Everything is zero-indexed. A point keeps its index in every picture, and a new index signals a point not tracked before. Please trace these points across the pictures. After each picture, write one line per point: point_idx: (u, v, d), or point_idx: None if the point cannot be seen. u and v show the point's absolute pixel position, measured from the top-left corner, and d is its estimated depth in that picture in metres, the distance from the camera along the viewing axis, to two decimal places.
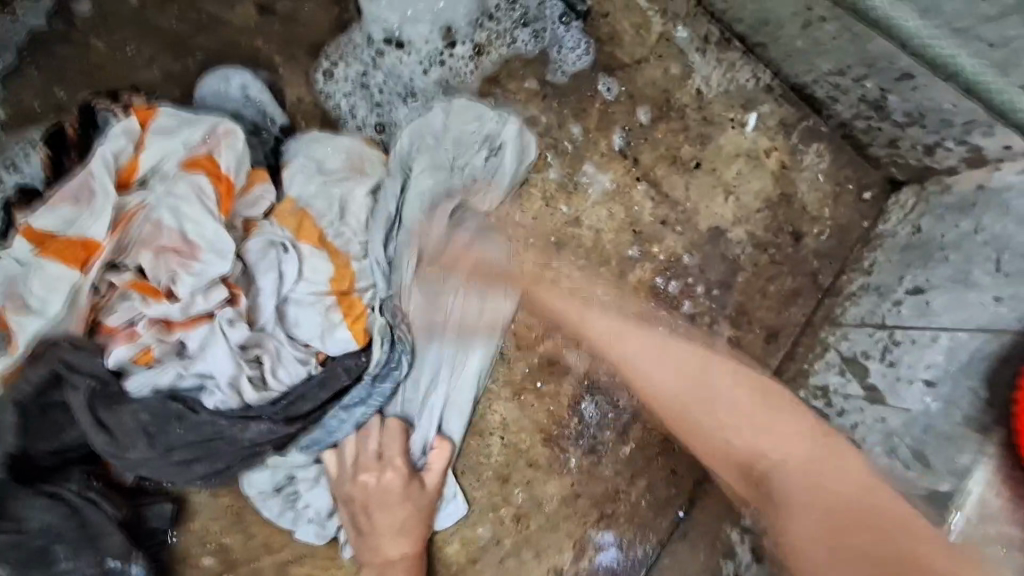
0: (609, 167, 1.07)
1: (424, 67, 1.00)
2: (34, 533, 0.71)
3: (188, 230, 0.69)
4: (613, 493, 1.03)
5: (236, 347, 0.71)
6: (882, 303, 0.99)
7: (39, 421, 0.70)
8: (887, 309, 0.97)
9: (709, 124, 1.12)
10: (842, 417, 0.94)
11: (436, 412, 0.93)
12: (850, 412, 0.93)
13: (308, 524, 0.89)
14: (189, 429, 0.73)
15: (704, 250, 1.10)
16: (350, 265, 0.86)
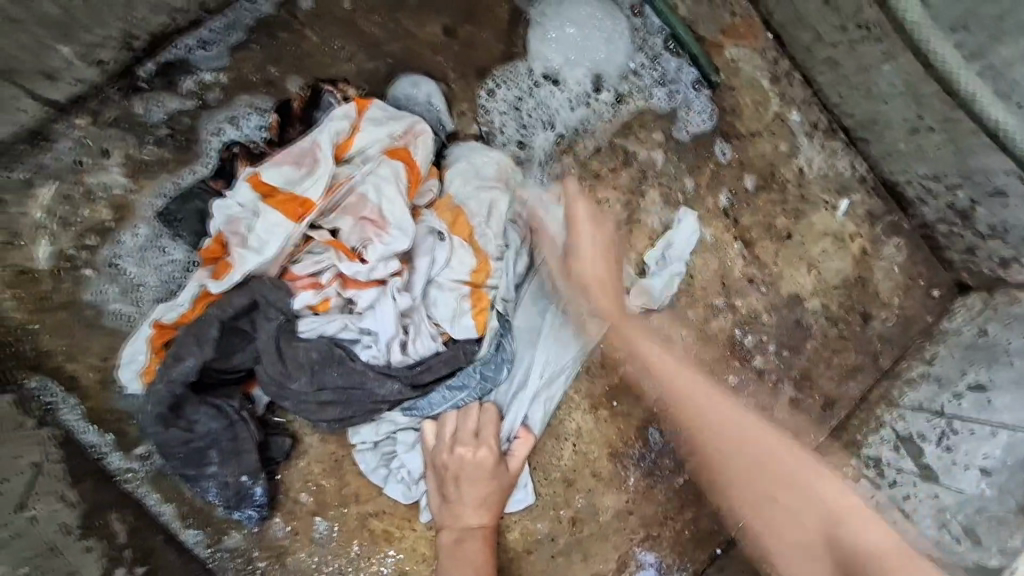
0: (711, 222, 1.18)
1: (570, 103, 1.13)
2: (200, 435, 0.82)
3: (384, 209, 0.82)
4: (662, 517, 1.11)
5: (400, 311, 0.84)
6: (941, 392, 1.09)
7: (229, 342, 0.81)
8: (947, 399, 1.07)
9: (806, 202, 1.22)
10: (894, 487, 1.05)
11: (524, 406, 1.03)
12: (902, 484, 1.05)
13: (398, 481, 0.99)
14: (343, 372, 0.85)
15: (781, 312, 1.19)
16: (489, 264, 0.96)
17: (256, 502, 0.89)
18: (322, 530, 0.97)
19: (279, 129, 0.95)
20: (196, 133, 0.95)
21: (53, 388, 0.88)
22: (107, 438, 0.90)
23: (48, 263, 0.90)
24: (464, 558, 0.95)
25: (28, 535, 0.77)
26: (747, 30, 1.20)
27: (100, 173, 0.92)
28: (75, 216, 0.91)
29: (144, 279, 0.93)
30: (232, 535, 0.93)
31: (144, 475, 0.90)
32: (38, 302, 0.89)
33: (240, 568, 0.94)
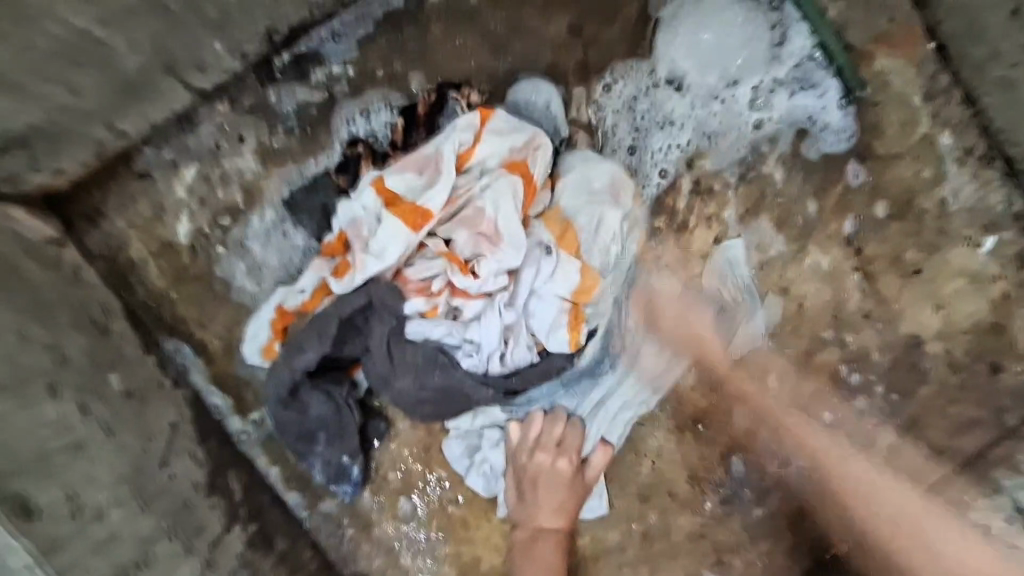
0: (830, 249, 1.10)
1: (693, 109, 1.07)
2: (311, 419, 0.88)
3: (501, 223, 0.83)
4: (735, 545, 1.09)
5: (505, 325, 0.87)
6: None
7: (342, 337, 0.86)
8: None
9: (944, 235, 1.10)
10: None
11: (607, 420, 1.03)
12: None
13: (478, 475, 1.02)
14: (446, 378, 0.87)
15: (896, 354, 1.11)
16: (595, 283, 0.93)
17: (352, 480, 0.95)
18: (407, 509, 1.04)
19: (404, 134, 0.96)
20: (326, 125, 0.99)
21: (186, 350, 0.98)
22: (229, 401, 0.98)
23: (187, 238, 0.98)
24: (537, 557, 1.00)
25: (170, 491, 0.79)
26: (904, 39, 1.08)
27: (234, 158, 0.98)
28: (211, 197, 0.98)
29: (269, 261, 0.99)
30: (326, 502, 1.01)
31: (256, 438, 0.99)
32: (177, 273, 0.98)
33: (331, 532, 1.02)
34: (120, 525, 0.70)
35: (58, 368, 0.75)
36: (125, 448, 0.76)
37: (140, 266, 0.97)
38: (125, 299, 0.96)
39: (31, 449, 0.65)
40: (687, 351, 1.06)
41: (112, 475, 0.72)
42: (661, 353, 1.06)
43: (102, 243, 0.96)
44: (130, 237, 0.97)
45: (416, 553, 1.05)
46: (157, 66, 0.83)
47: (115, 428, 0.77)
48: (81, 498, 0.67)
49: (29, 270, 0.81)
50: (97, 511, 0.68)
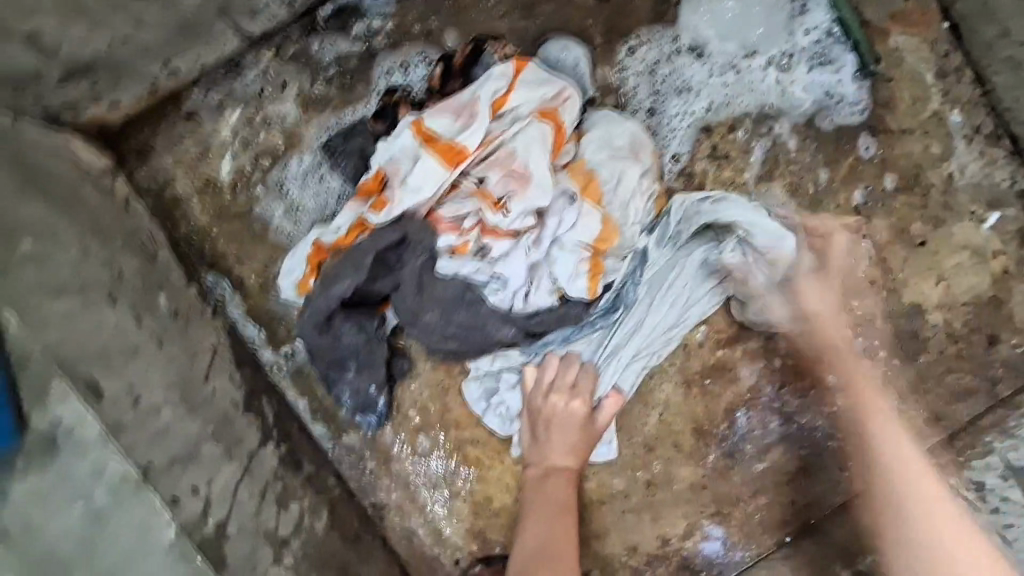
0: (840, 218, 1.15)
1: (711, 78, 1.12)
2: (345, 347, 0.95)
3: (531, 166, 0.88)
4: (735, 498, 1.15)
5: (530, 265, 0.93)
6: None
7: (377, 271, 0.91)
8: None
9: (949, 210, 1.14)
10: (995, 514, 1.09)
11: (618, 369, 1.08)
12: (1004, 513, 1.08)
13: (495, 415, 1.09)
14: (473, 312, 0.94)
15: (897, 321, 1.16)
16: (615, 234, 0.98)
17: (377, 411, 1.05)
18: (424, 446, 1.10)
19: (440, 82, 0.98)
20: (367, 76, 1.04)
21: (224, 284, 1.03)
22: (262, 333, 1.04)
23: (228, 177, 1.04)
24: (548, 493, 1.05)
25: (213, 402, 0.85)
26: (919, 18, 1.12)
27: (277, 103, 1.03)
28: (253, 139, 1.03)
29: (305, 201, 1.04)
30: (349, 435, 1.07)
31: (286, 369, 1.04)
32: (218, 210, 1.04)
33: (352, 464, 1.08)
34: (172, 422, 0.75)
35: (115, 281, 0.80)
36: (174, 360, 0.81)
37: (183, 202, 1.03)
38: (169, 232, 1.01)
39: (94, 344, 0.71)
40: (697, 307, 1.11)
41: (164, 379, 0.78)
42: (672, 311, 1.11)
43: (149, 177, 1.01)
44: (175, 174, 1.03)
45: (431, 489, 1.10)
46: (214, 7, 0.88)
47: (165, 341, 0.82)
48: (139, 393, 0.73)
49: (87, 194, 0.88)
50: (152, 406, 0.74)
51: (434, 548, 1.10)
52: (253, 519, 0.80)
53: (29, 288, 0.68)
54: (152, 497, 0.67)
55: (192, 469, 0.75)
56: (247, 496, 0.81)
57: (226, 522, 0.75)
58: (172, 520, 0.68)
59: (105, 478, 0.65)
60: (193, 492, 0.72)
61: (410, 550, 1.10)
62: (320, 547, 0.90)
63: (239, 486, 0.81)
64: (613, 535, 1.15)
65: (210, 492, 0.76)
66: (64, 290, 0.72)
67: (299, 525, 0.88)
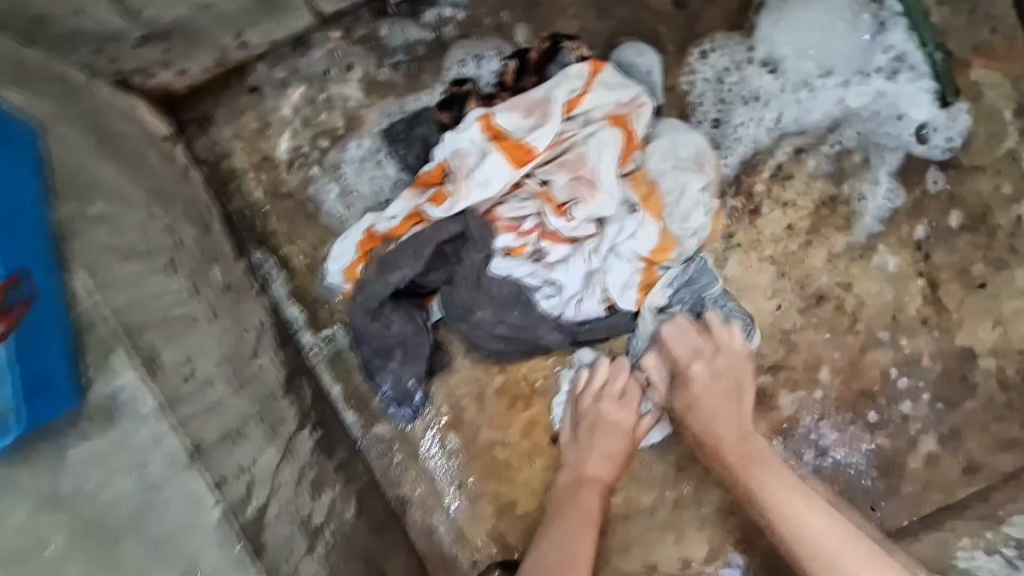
0: (900, 251, 1.11)
1: (783, 93, 1.10)
2: (393, 336, 0.95)
3: (600, 171, 0.87)
4: (762, 526, 1.12)
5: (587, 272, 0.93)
6: None
7: (437, 262, 0.92)
8: None
9: (1013, 253, 1.11)
10: None
11: (667, 377, 1.08)
12: None
13: (557, 404, 1.09)
14: (525, 316, 0.93)
15: (950, 363, 1.12)
16: (673, 244, 0.96)
17: (413, 405, 1.05)
18: (451, 442, 1.09)
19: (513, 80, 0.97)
20: (435, 64, 1.03)
21: (271, 263, 1.03)
22: (303, 314, 1.04)
23: (285, 154, 1.03)
24: (581, 501, 1.02)
25: (258, 379, 0.85)
26: (1005, 52, 1.08)
27: (341, 85, 1.03)
28: (313, 118, 1.03)
29: (359, 186, 1.04)
30: (381, 426, 1.08)
31: (325, 354, 1.04)
32: (273, 187, 1.03)
33: (381, 454, 1.08)
34: (224, 396, 0.76)
35: (177, 249, 0.81)
36: (226, 332, 0.82)
37: (239, 175, 1.02)
38: (223, 205, 1.01)
39: (158, 310, 0.71)
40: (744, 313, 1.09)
41: (218, 351, 0.79)
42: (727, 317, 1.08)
43: (208, 148, 1.01)
44: (233, 149, 1.02)
45: (459, 486, 1.10)
46: None
47: (219, 313, 0.83)
48: (195, 363, 0.73)
49: (152, 159, 0.88)
50: (206, 379, 0.74)
51: (455, 546, 1.10)
52: (292, 504, 0.80)
53: (101, 248, 0.68)
54: (203, 474, 0.67)
55: (238, 446, 0.74)
56: (287, 478, 0.81)
57: (268, 506, 0.75)
58: (218, 501, 0.67)
59: (162, 449, 0.65)
60: (239, 470, 0.72)
61: (429, 547, 1.09)
62: (351, 537, 0.90)
63: (280, 468, 0.81)
64: (635, 552, 1.13)
65: (255, 473, 0.75)
66: (131, 254, 0.72)
67: (333, 513, 0.88)
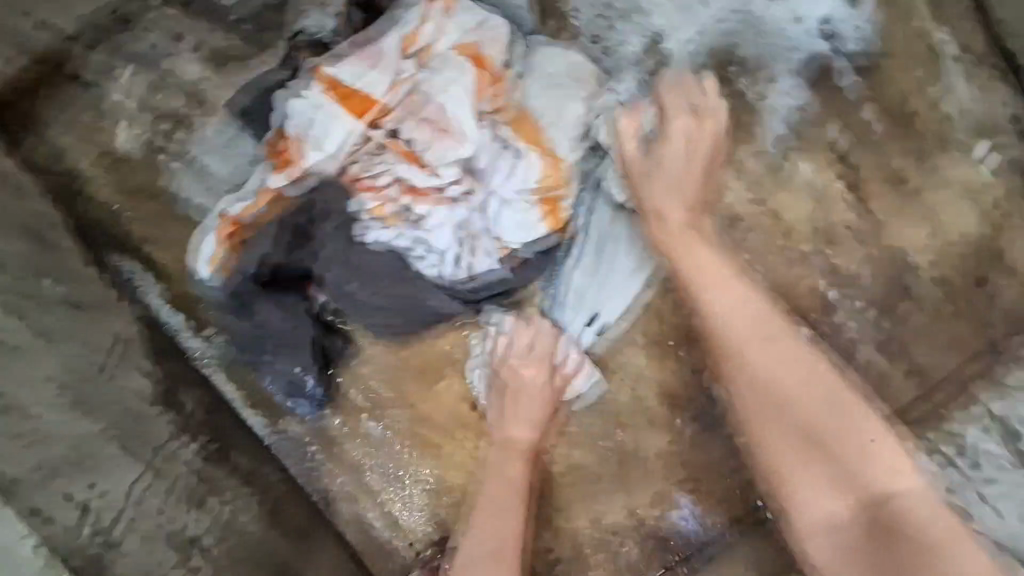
0: (812, 157, 1.04)
1: (666, 5, 1.02)
2: (265, 329, 0.89)
3: (446, 110, 0.83)
4: (709, 467, 1.03)
5: (460, 224, 0.87)
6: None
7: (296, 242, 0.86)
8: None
9: (937, 142, 1.03)
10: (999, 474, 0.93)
11: (582, 327, 1.01)
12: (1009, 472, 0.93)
13: (473, 370, 1.02)
14: (401, 282, 0.88)
15: (882, 269, 1.04)
16: (560, 170, 0.88)
17: (313, 398, 0.97)
18: (374, 430, 1.02)
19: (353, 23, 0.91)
20: (276, 23, 0.93)
21: (136, 268, 0.95)
22: (181, 318, 0.96)
23: (129, 146, 0.94)
24: (500, 470, 0.97)
25: (116, 401, 0.80)
26: None
27: (177, 60, 0.94)
28: (151, 101, 0.94)
29: (215, 169, 0.94)
30: (290, 423, 1.00)
31: (214, 359, 0.97)
32: (129, 189, 0.94)
33: (297, 454, 1.01)
34: (59, 424, 0.73)
35: None
36: (68, 355, 0.78)
37: (83, 176, 0.94)
38: (70, 211, 0.92)
39: None
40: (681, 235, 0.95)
41: (55, 377, 0.75)
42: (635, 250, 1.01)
43: (49, 154, 0.93)
44: (74, 149, 0.94)
45: (383, 474, 1.02)
46: None
47: (54, 335, 0.77)
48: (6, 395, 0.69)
49: None
50: (26, 411, 0.70)
51: (390, 533, 1.02)
52: (158, 523, 0.77)
53: None
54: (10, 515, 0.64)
55: (70, 474, 0.71)
56: (152, 498, 0.78)
57: (120, 533, 0.73)
58: (38, 543, 0.65)
59: None
60: (66, 499, 0.69)
61: (362, 539, 1.02)
62: (250, 545, 0.84)
63: (140, 491, 0.78)
64: (577, 512, 1.05)
65: (103, 501, 0.73)
66: None
67: (224, 530, 0.83)
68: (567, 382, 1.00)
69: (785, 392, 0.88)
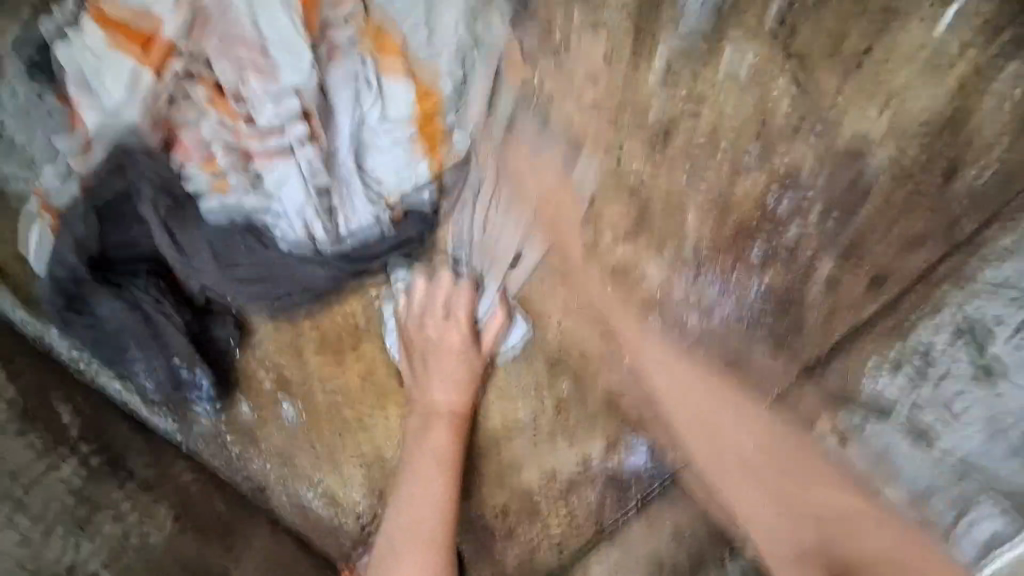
0: (751, 45, 0.90)
1: None
2: (117, 325, 0.84)
3: (264, 50, 0.82)
4: (656, 403, 0.92)
5: (308, 177, 0.84)
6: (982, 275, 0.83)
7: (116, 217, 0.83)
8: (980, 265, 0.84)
9: (893, 9, 0.88)
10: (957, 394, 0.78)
11: (498, 276, 0.92)
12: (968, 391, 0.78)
13: (391, 339, 0.92)
14: (256, 253, 0.86)
15: (833, 166, 0.90)
16: (433, 95, 0.88)
17: (204, 393, 0.89)
18: (290, 412, 0.94)
19: None
20: None
21: None
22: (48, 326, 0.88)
23: None
24: (427, 442, 0.87)
25: None
26: None
27: None
28: None
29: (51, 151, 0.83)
30: (199, 420, 0.92)
31: (94, 364, 0.89)
32: None
33: (213, 448, 0.93)
34: None
35: None
36: None
37: None
38: None
39: None
40: (550, 153, 0.89)
41: None
42: (534, 186, 0.89)
43: None
44: None
45: (311, 456, 0.94)
46: None
47: None
48: None
49: None
50: None
51: (332, 514, 0.94)
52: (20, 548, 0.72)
53: None
54: None
55: None
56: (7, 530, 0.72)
57: None
58: None
59: None
60: None
61: (307, 523, 0.94)
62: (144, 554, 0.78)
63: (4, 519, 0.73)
64: (527, 464, 0.98)
65: None
66: None
67: (117, 551, 0.77)
68: (501, 334, 0.92)
69: (702, 416, 0.85)
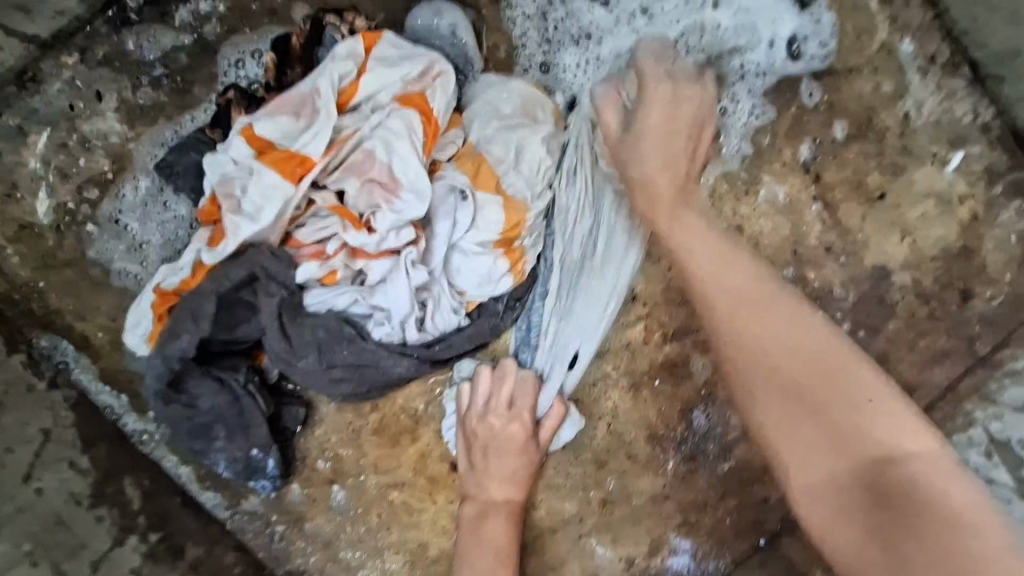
0: (786, 178, 1.00)
1: (616, 26, 0.98)
2: (204, 411, 0.85)
3: (392, 170, 0.83)
4: (701, 504, 0.97)
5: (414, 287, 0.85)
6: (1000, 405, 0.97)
7: (227, 311, 0.84)
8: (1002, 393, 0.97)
9: (908, 154, 0.99)
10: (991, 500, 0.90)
11: (562, 378, 0.95)
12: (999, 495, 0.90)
13: (449, 430, 0.95)
14: (354, 350, 0.87)
15: (862, 288, 1.00)
16: (522, 214, 0.89)
17: (269, 474, 0.90)
18: (339, 498, 0.94)
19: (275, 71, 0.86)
20: (203, 72, 0.88)
21: (65, 348, 0.89)
22: (120, 399, 0.90)
23: (49, 218, 0.87)
24: (487, 535, 0.90)
25: (35, 508, 0.76)
26: None
27: (98, 121, 0.86)
28: (73, 166, 0.86)
29: (150, 237, 0.88)
30: (248, 500, 0.93)
31: (159, 438, 0.91)
32: (43, 258, 0.87)
33: (258, 532, 0.93)
34: None
35: None
36: None
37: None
38: None
39: None
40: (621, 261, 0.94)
41: None
42: (603, 300, 0.94)
43: None
44: None
45: (356, 545, 0.94)
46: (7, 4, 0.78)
47: None
48: None
49: None
50: None
51: None
52: None
53: None
54: None
55: None
56: None
57: None
58: None
59: None
60: None
61: None
62: None
63: None
64: (570, 560, 0.98)
65: None
66: None
67: None
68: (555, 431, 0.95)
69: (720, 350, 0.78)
